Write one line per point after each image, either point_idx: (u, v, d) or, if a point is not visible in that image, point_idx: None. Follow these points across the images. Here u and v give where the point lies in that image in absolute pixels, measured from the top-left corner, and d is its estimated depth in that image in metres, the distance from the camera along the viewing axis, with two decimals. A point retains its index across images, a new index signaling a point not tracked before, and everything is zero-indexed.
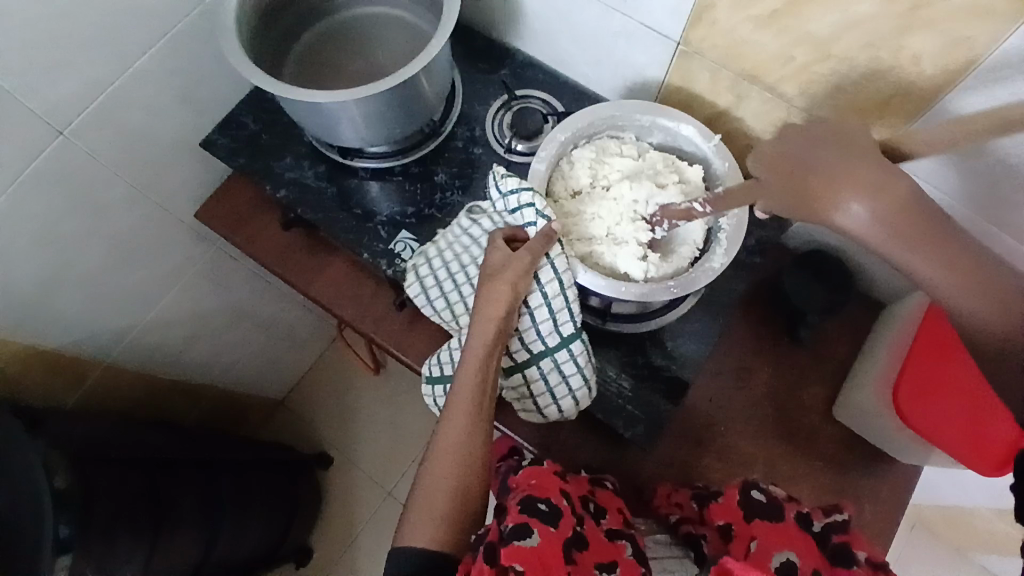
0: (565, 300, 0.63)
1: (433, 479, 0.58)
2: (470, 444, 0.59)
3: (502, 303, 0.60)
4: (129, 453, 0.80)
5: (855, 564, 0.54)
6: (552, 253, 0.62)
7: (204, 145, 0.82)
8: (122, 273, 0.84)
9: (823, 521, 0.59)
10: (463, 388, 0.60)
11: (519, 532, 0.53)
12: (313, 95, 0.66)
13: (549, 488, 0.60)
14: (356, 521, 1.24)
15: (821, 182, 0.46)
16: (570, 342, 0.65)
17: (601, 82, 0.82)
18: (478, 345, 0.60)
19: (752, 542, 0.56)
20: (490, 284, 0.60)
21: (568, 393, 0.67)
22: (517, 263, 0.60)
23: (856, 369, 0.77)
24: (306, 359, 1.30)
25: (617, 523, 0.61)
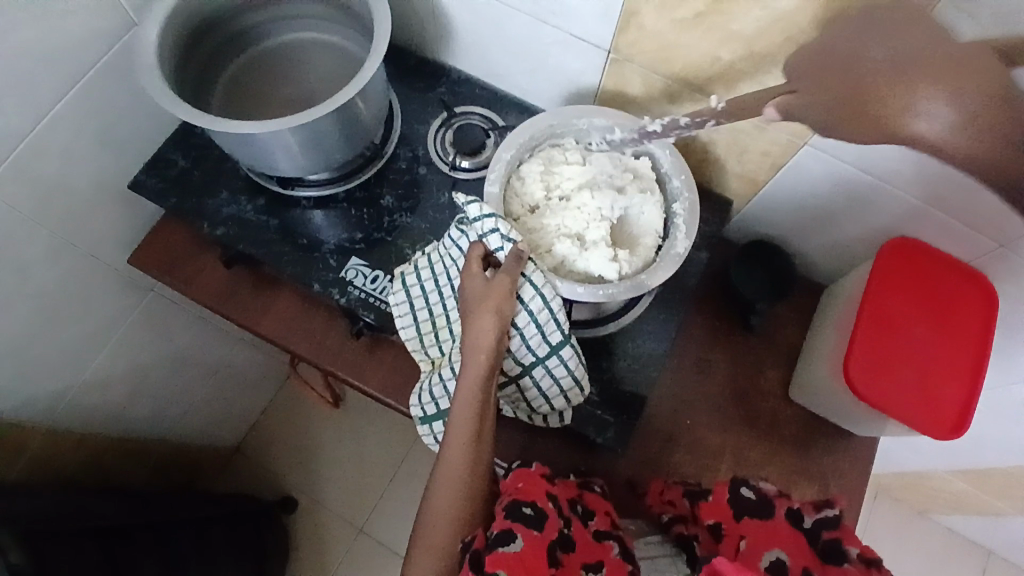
0: (551, 311, 0.62)
1: (435, 524, 0.56)
2: (470, 484, 0.57)
3: (489, 331, 0.58)
4: (76, 523, 0.74)
5: (844, 563, 0.54)
6: (529, 270, 0.61)
7: (131, 187, 0.78)
8: (53, 332, 0.78)
9: (814, 516, 0.58)
10: (459, 418, 0.57)
11: (502, 538, 0.52)
12: (246, 127, 0.64)
13: (535, 491, 0.58)
14: (329, 564, 1.19)
15: (889, 76, 0.52)
16: (559, 348, 0.64)
17: (537, 94, 0.82)
18: (470, 380, 0.58)
19: (741, 541, 0.57)
20: (474, 313, 0.59)
21: (561, 395, 0.66)
22: (499, 289, 0.59)
23: (806, 348, 0.79)
24: (259, 400, 1.25)
25: (607, 525, 0.60)
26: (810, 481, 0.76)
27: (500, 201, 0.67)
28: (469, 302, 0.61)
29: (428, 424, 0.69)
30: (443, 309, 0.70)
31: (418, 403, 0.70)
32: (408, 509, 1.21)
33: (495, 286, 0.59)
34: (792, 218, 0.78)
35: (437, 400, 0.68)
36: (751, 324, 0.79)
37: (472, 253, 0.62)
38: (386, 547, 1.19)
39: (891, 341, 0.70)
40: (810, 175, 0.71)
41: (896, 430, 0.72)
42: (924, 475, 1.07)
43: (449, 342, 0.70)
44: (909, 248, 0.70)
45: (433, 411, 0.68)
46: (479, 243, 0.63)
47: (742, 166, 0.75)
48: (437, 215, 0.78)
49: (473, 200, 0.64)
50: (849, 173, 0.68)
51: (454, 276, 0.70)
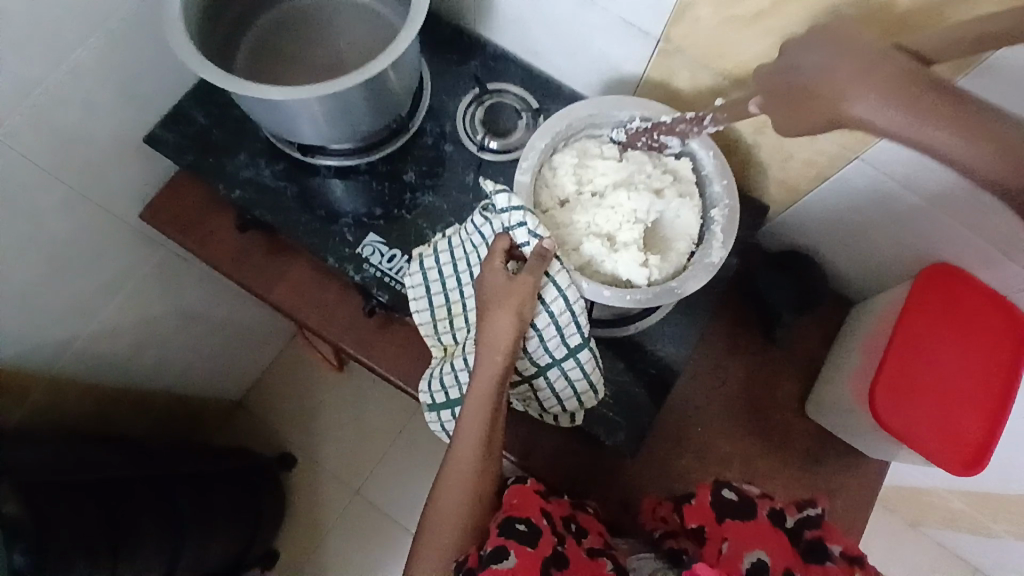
0: (572, 314, 0.60)
1: (442, 517, 0.58)
2: (478, 484, 0.58)
3: (507, 332, 0.57)
4: (79, 476, 0.74)
5: (827, 559, 0.55)
6: (554, 270, 0.60)
7: (149, 141, 0.75)
8: (63, 283, 0.77)
9: (795, 516, 0.60)
10: (470, 418, 0.57)
11: (496, 554, 0.53)
12: (271, 93, 0.61)
13: (529, 507, 0.59)
14: (323, 523, 1.20)
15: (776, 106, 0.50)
16: (577, 352, 0.62)
17: (574, 76, 0.79)
18: (484, 384, 0.57)
19: (723, 543, 0.57)
20: (494, 310, 0.57)
21: (574, 397, 0.65)
22: (522, 287, 0.58)
23: (826, 365, 0.77)
24: (264, 358, 1.25)
25: (600, 544, 0.61)
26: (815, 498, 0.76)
27: (531, 191, 0.64)
28: (488, 298, 0.59)
29: (436, 411, 0.68)
30: (461, 297, 0.68)
31: (427, 389, 0.68)
32: (405, 477, 1.22)
33: (518, 284, 0.57)
34: (826, 231, 0.76)
35: (448, 389, 0.67)
36: (774, 335, 0.77)
37: (498, 246, 0.60)
38: (380, 512, 1.21)
39: (915, 375, 0.69)
40: (853, 190, 0.68)
41: (909, 457, 0.71)
42: (923, 492, 1.07)
43: (464, 330, 0.69)
44: (951, 277, 0.67)
45: (443, 399, 0.67)
46: (505, 236, 0.60)
47: (783, 173, 0.72)
48: (461, 196, 0.76)
49: (502, 189, 0.62)
50: (896, 192, 0.64)
51: (474, 265, 0.67)
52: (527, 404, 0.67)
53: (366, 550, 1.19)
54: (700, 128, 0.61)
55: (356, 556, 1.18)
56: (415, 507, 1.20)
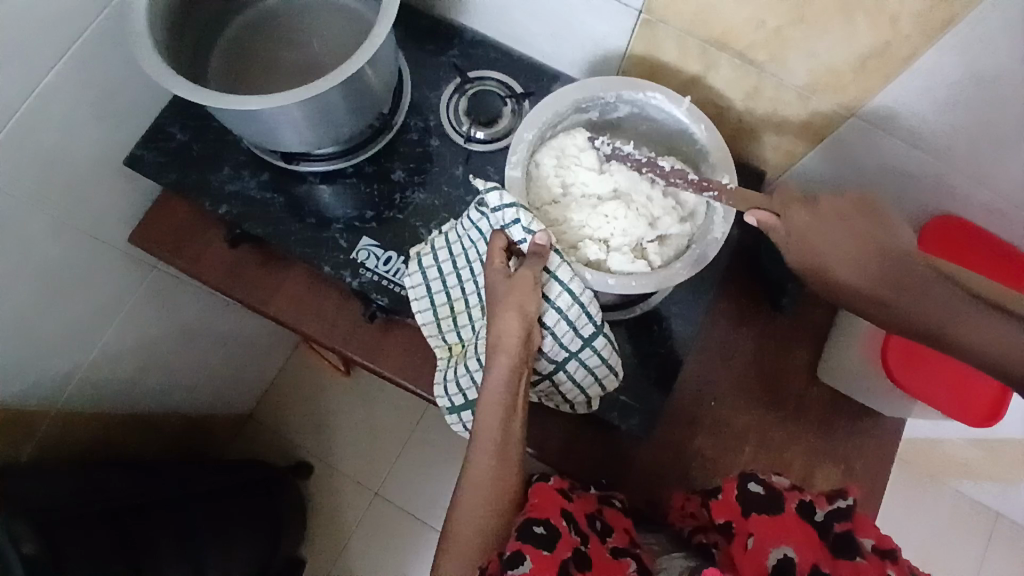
0: (581, 307, 0.60)
1: (463, 526, 0.57)
2: (498, 489, 0.57)
3: (513, 331, 0.56)
4: (94, 504, 0.74)
5: (858, 554, 0.51)
6: (554, 266, 0.59)
7: (129, 163, 0.74)
8: (57, 314, 0.75)
9: (827, 509, 0.55)
10: (487, 419, 0.56)
11: (512, 561, 0.52)
12: (248, 103, 0.59)
13: (548, 508, 0.57)
14: (345, 526, 1.21)
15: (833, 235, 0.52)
16: (592, 340, 0.62)
17: (557, 58, 0.76)
18: (494, 387, 0.56)
19: (749, 538, 0.53)
20: (497, 310, 0.56)
21: (593, 382, 0.64)
22: (524, 282, 0.57)
23: (836, 329, 0.75)
24: (270, 368, 1.24)
25: (624, 542, 0.59)
26: (834, 462, 0.75)
27: (524, 186, 0.63)
28: (494, 298, 0.57)
29: (457, 413, 0.67)
30: (466, 297, 0.67)
31: (444, 393, 0.67)
32: (422, 474, 1.22)
33: (519, 279, 0.56)
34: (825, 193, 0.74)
35: (465, 391, 0.66)
36: (781, 304, 0.77)
37: (494, 244, 0.59)
38: (400, 510, 1.21)
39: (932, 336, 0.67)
40: (851, 149, 0.67)
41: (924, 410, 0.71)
42: (936, 445, 1.07)
43: (469, 327, 0.67)
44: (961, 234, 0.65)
45: (461, 401, 0.67)
46: (501, 233, 0.59)
47: (776, 140, 0.71)
48: (453, 190, 0.74)
49: (495, 186, 0.61)
50: (896, 147, 0.64)
51: (476, 263, 0.66)
52: (549, 397, 0.66)
53: (390, 549, 1.19)
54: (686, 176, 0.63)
55: (380, 554, 1.19)
56: (435, 503, 1.21)
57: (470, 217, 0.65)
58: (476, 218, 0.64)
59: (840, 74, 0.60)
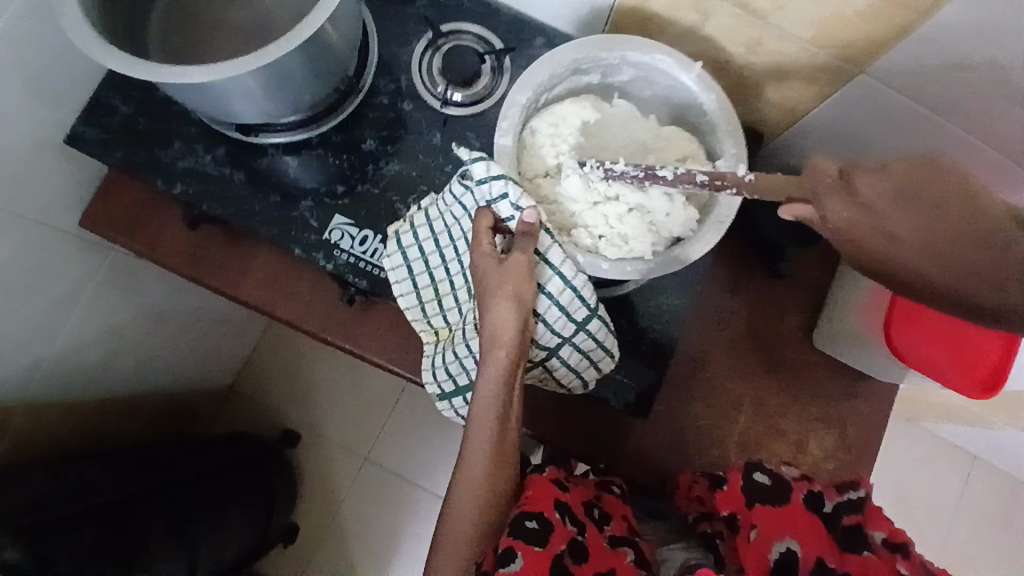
0: (574, 291, 0.56)
1: (458, 523, 0.55)
2: (494, 485, 0.55)
3: (508, 322, 0.51)
4: (74, 505, 0.72)
5: (867, 549, 0.51)
6: (545, 247, 0.55)
7: (69, 141, 0.66)
8: (10, 312, 0.70)
9: (835, 501, 0.55)
10: (482, 413, 0.53)
11: (503, 559, 0.51)
12: (189, 73, 0.52)
13: (544, 500, 0.56)
14: (337, 490, 1.21)
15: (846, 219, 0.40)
16: (586, 324, 0.58)
17: (539, 6, 0.69)
18: (489, 383, 0.52)
19: (753, 530, 0.53)
20: (490, 299, 0.52)
21: (590, 366, 0.61)
22: (517, 268, 0.52)
23: (832, 295, 0.74)
24: (249, 338, 1.21)
25: (623, 531, 0.59)
26: (826, 426, 0.75)
27: (514, 156, 0.58)
28: (486, 285, 0.52)
29: (448, 399, 0.63)
30: (451, 277, 0.63)
31: (432, 380, 0.63)
32: (412, 438, 1.22)
33: (512, 266, 0.52)
34: (826, 148, 0.70)
35: (455, 377, 0.62)
36: (778, 269, 0.74)
37: (479, 224, 0.53)
38: (392, 473, 1.21)
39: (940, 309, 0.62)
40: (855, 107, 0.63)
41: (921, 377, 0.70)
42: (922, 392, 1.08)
43: (455, 310, 0.63)
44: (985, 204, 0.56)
45: (452, 388, 0.62)
46: (486, 212, 0.54)
47: (778, 93, 0.67)
48: (430, 159, 0.68)
49: (479, 156, 0.56)
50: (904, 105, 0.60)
51: (459, 241, 0.62)
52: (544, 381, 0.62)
53: (384, 511, 1.20)
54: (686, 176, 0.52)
55: (374, 518, 1.20)
56: (426, 465, 1.21)
57: (450, 195, 0.61)
58: (459, 193, 0.60)
59: (849, 26, 0.54)
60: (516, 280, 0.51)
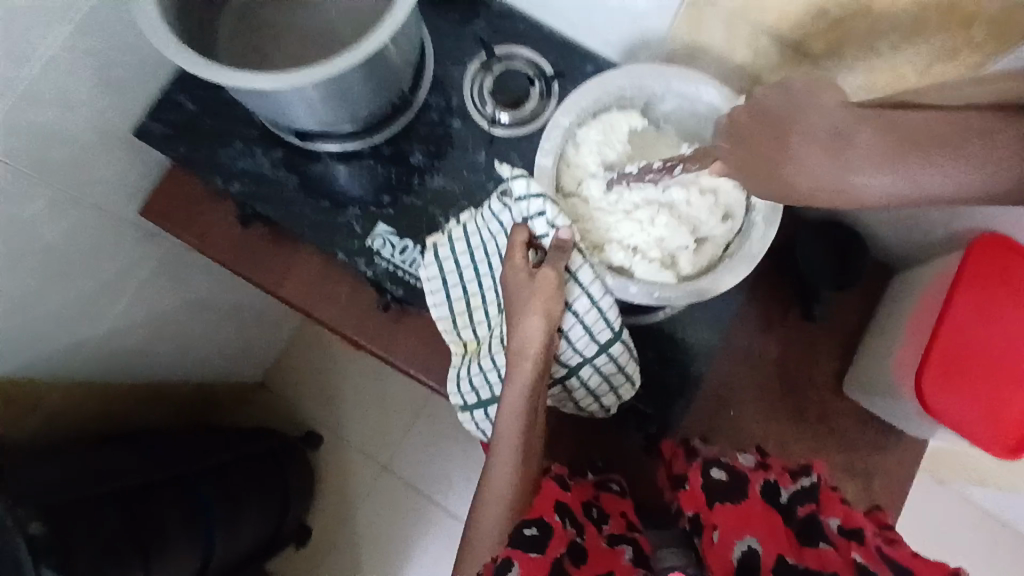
0: (599, 312, 0.56)
1: (483, 532, 0.57)
2: (517, 494, 0.57)
3: (537, 337, 0.53)
4: (105, 484, 0.74)
5: (823, 540, 0.55)
6: (575, 266, 0.55)
7: (137, 134, 0.70)
8: (64, 291, 0.73)
9: (791, 489, 0.59)
10: (507, 425, 0.55)
11: (502, 567, 0.52)
12: (256, 81, 0.55)
13: (541, 505, 0.57)
14: (352, 496, 1.22)
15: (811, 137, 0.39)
16: (608, 347, 0.58)
17: (592, 36, 0.71)
18: (514, 393, 0.54)
19: (714, 531, 0.56)
20: (521, 315, 0.53)
21: (610, 392, 0.62)
22: (547, 284, 0.53)
23: (866, 342, 0.74)
24: (281, 337, 1.23)
25: (621, 528, 0.61)
26: (851, 477, 0.74)
27: (553, 175, 0.59)
28: (516, 301, 0.54)
29: (470, 411, 0.64)
30: (484, 291, 0.64)
31: (456, 390, 0.64)
32: (429, 450, 1.22)
33: (543, 282, 0.53)
34: None
35: (478, 390, 0.63)
36: (813, 312, 0.73)
37: (515, 239, 0.55)
38: (407, 484, 1.22)
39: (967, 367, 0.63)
40: None
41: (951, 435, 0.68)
42: (954, 452, 1.05)
43: (485, 324, 0.64)
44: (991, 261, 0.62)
45: (475, 400, 0.63)
46: (522, 227, 0.55)
47: None
48: (473, 177, 0.70)
49: (520, 173, 0.56)
50: None
51: (494, 257, 0.63)
52: (566, 402, 0.63)
53: (395, 521, 1.20)
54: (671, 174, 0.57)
55: (386, 526, 1.20)
56: (441, 479, 1.21)
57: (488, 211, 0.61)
58: (497, 210, 0.60)
59: (902, 74, 0.55)
60: (545, 296, 0.53)
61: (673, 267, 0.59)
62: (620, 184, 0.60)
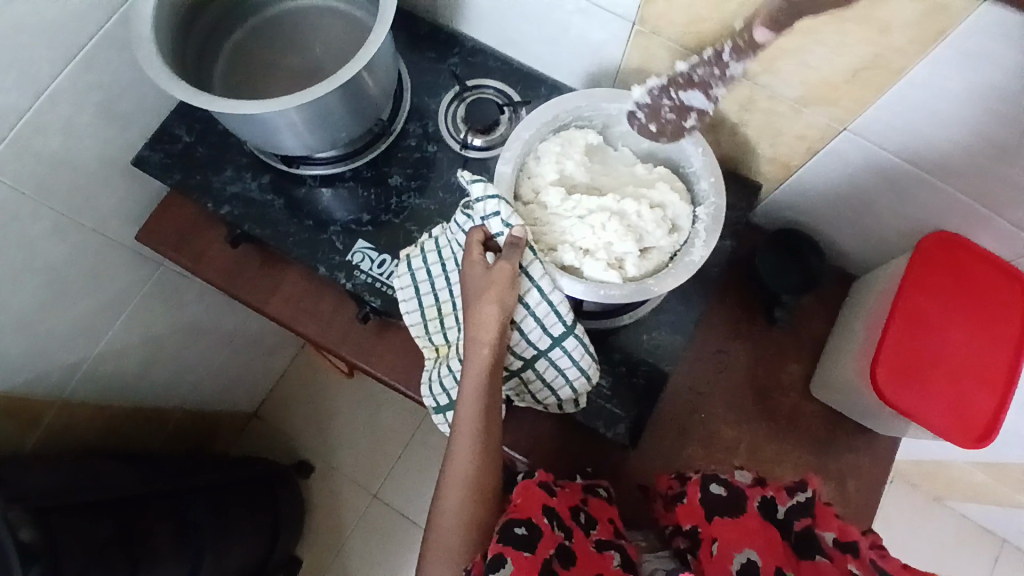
0: (551, 306, 0.61)
1: (448, 518, 0.59)
2: (479, 478, 0.59)
3: (490, 323, 0.58)
4: (98, 496, 0.76)
5: (819, 553, 0.58)
6: (528, 262, 0.60)
7: (136, 162, 0.76)
8: (63, 310, 0.78)
9: (786, 504, 0.62)
10: (465, 409, 0.58)
11: (494, 564, 0.54)
12: (243, 108, 0.61)
13: (529, 507, 0.60)
14: (344, 527, 1.22)
15: None
16: (562, 339, 0.62)
17: (556, 66, 0.77)
18: (472, 377, 0.58)
19: (714, 543, 0.59)
20: (476, 303, 0.58)
21: (566, 385, 0.65)
22: (501, 277, 0.58)
23: (829, 344, 0.76)
24: (276, 366, 1.27)
25: (609, 534, 0.63)
26: (825, 477, 0.75)
27: (512, 182, 0.64)
28: (471, 293, 0.59)
29: (443, 413, 0.68)
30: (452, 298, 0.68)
31: (429, 393, 0.68)
32: (422, 478, 1.23)
33: (497, 274, 0.57)
34: (821, 200, 0.74)
35: (448, 391, 0.67)
36: (776, 316, 0.76)
37: (472, 239, 0.60)
38: (399, 513, 1.22)
39: (920, 362, 0.67)
40: (848, 162, 0.67)
41: (918, 432, 0.70)
42: (942, 466, 1.05)
43: (455, 329, 0.68)
44: (945, 262, 0.66)
45: (446, 401, 0.67)
46: (478, 229, 0.60)
47: (773, 149, 0.71)
48: (448, 195, 0.75)
49: (479, 179, 0.60)
50: (890, 162, 0.64)
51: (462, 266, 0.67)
52: (525, 397, 0.67)
53: (388, 551, 1.20)
54: (721, 71, 0.63)
55: (377, 555, 1.20)
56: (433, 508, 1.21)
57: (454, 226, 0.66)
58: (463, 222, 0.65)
59: (835, 85, 0.59)
60: (497, 285, 0.57)
61: (620, 270, 0.62)
62: (666, 114, 0.66)
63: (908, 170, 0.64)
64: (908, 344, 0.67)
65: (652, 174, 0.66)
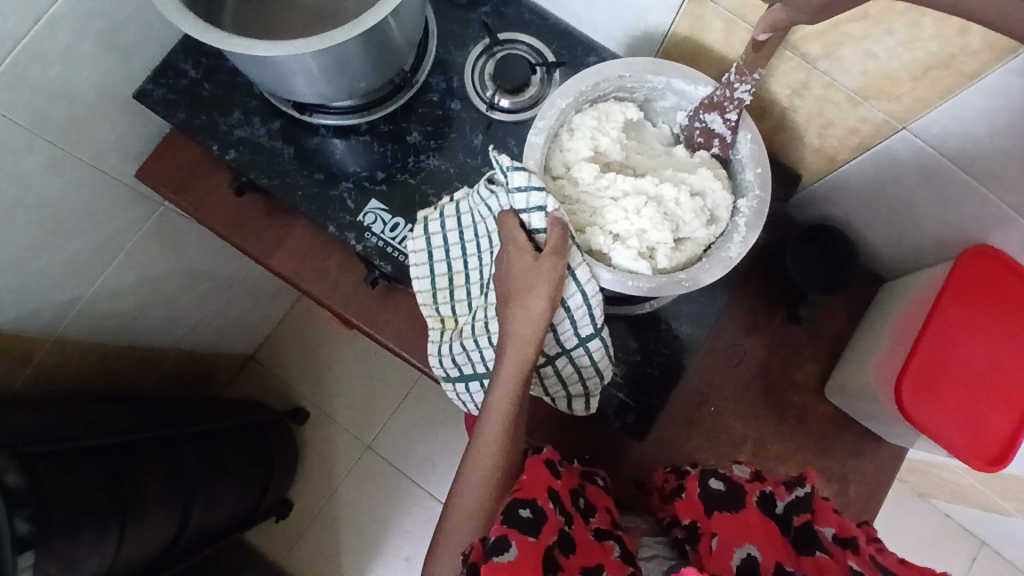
0: (588, 308, 0.58)
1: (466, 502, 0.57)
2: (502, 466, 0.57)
3: (535, 320, 0.54)
4: (91, 440, 0.74)
5: (819, 549, 0.56)
6: (574, 263, 0.56)
7: (137, 97, 0.71)
8: (57, 248, 0.74)
9: (785, 500, 0.60)
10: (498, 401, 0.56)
11: (497, 547, 0.51)
12: (255, 48, 0.55)
13: (535, 489, 0.57)
14: (335, 475, 1.23)
15: None
16: (589, 341, 0.61)
17: (594, 26, 0.71)
18: (507, 378, 0.55)
19: (714, 538, 0.56)
20: (522, 298, 0.54)
21: (581, 382, 0.64)
22: (551, 271, 0.54)
23: (850, 348, 0.74)
24: (274, 312, 1.24)
25: (607, 524, 0.60)
26: (827, 480, 0.74)
27: (543, 154, 0.60)
28: (516, 283, 0.55)
29: (453, 382, 0.66)
30: (467, 269, 0.64)
31: (438, 363, 0.65)
32: (415, 433, 1.23)
33: (546, 271, 0.54)
34: (860, 197, 0.70)
35: (460, 365, 0.64)
36: (798, 314, 0.73)
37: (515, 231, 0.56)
38: (390, 465, 1.22)
39: (943, 375, 0.64)
40: (898, 162, 0.63)
41: (928, 446, 0.69)
42: (936, 468, 1.05)
43: (465, 303, 0.65)
44: (980, 273, 0.63)
45: (458, 374, 0.65)
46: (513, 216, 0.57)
47: (820, 139, 0.66)
48: (468, 159, 0.71)
49: (519, 167, 0.58)
50: (943, 166, 0.60)
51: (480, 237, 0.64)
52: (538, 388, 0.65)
53: (378, 501, 1.21)
54: (732, 95, 0.57)
55: (365, 503, 1.21)
56: (424, 464, 1.22)
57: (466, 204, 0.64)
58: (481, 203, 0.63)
59: (898, 80, 0.54)
60: (544, 281, 0.54)
61: (650, 260, 0.59)
62: (698, 138, 0.62)
63: (959, 177, 0.60)
64: (939, 356, 0.64)
65: (694, 159, 0.62)
